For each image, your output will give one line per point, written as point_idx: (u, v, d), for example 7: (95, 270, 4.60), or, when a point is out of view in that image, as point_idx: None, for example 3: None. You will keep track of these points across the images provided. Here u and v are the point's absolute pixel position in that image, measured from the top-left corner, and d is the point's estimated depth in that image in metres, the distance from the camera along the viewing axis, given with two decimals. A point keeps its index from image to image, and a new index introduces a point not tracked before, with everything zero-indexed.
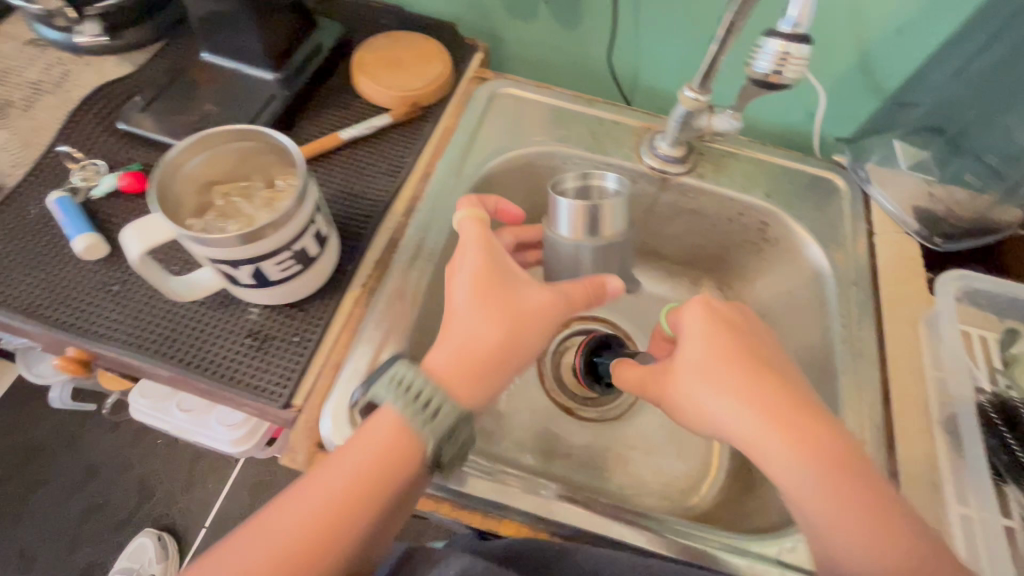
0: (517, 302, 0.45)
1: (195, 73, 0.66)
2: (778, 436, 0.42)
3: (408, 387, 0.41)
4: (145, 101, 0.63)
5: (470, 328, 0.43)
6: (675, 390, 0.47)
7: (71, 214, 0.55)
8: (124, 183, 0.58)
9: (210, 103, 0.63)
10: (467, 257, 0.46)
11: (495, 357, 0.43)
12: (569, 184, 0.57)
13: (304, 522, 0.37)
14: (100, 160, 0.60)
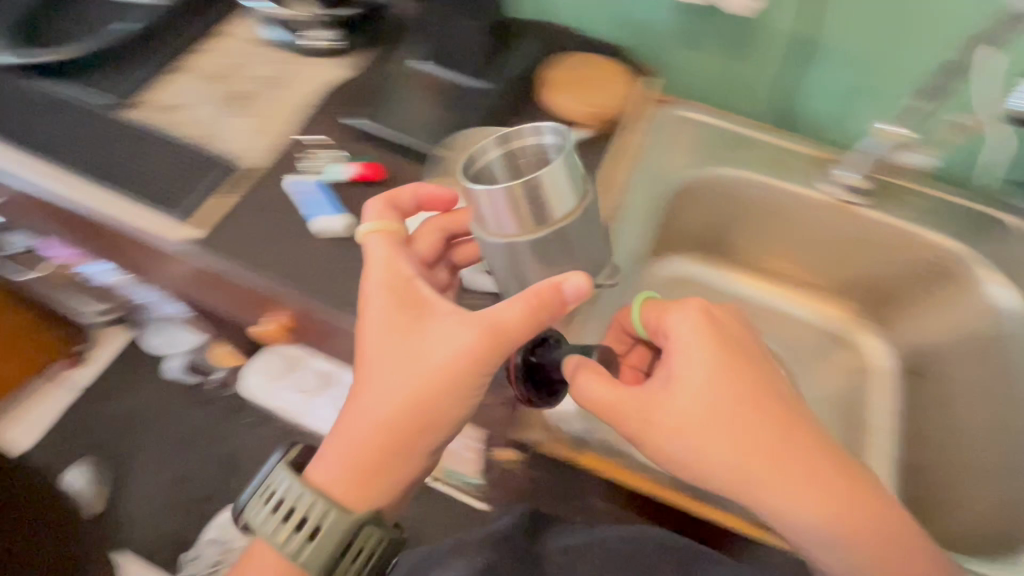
0: (422, 353, 0.50)
1: (406, 79, 0.72)
2: (727, 467, 0.44)
3: (271, 494, 0.52)
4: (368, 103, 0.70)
5: (368, 409, 0.51)
6: (653, 420, 0.46)
7: (326, 196, 0.63)
8: (365, 172, 0.65)
9: (425, 109, 0.69)
10: (376, 312, 0.52)
11: (379, 427, 0.51)
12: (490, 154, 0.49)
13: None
14: (339, 151, 0.68)
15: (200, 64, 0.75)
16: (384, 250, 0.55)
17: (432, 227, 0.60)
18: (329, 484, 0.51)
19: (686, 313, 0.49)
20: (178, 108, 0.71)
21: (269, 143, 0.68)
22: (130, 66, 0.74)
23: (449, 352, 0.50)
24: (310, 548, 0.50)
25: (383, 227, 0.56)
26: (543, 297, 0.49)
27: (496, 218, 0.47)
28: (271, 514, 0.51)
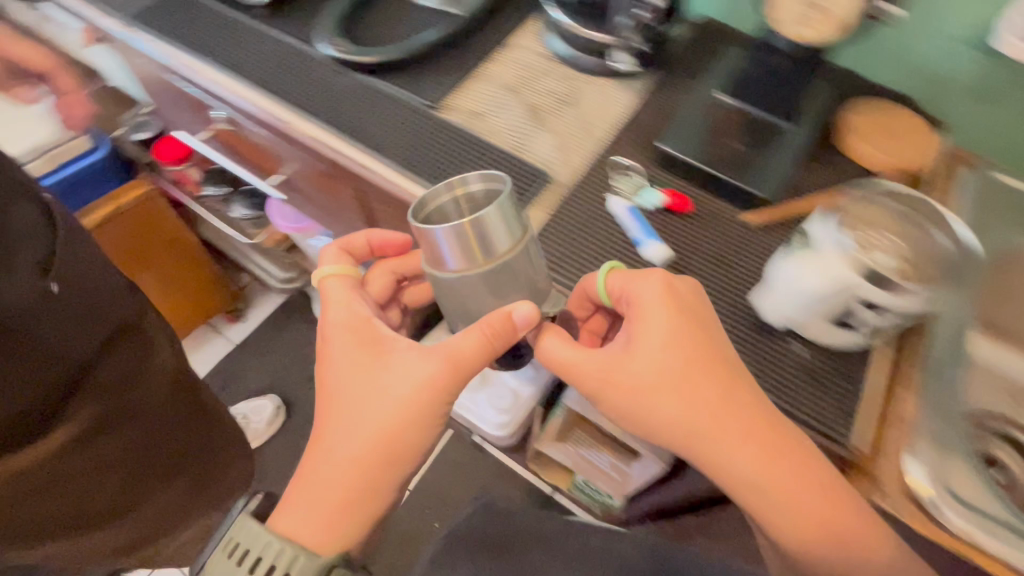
0: (379, 390, 0.57)
1: (708, 110, 0.72)
2: (701, 410, 0.50)
3: (232, 550, 0.54)
4: (673, 128, 0.70)
5: (339, 453, 0.57)
6: (618, 379, 0.52)
7: (641, 221, 0.63)
8: (676, 202, 0.65)
9: (728, 142, 0.69)
10: (338, 359, 0.59)
11: (383, 452, 0.57)
12: (434, 199, 0.52)
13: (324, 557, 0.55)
14: (642, 174, 0.68)
15: (495, 72, 0.79)
16: (343, 296, 0.63)
17: (386, 271, 0.72)
18: (298, 531, 0.56)
19: (653, 282, 0.53)
20: (481, 114, 0.74)
21: (572, 159, 0.70)
22: (437, 69, 0.78)
23: (427, 361, 0.56)
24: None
25: (342, 272, 0.65)
26: (615, 282, 0.55)
27: (444, 255, 0.51)
28: (234, 561, 0.53)
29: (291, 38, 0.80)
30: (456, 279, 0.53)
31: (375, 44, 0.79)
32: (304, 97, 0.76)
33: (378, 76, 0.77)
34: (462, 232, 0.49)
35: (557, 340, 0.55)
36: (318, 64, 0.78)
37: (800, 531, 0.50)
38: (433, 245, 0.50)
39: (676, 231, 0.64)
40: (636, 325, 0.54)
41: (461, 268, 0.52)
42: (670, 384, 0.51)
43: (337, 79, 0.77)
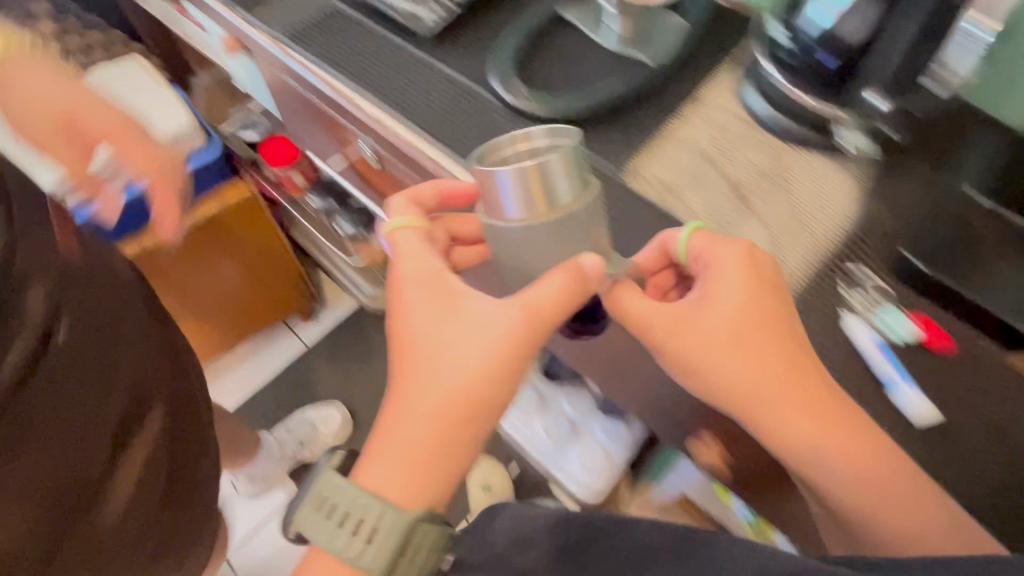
0: (469, 336, 0.52)
1: (971, 215, 0.58)
2: (779, 386, 0.53)
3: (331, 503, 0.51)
4: (926, 244, 0.59)
5: (427, 385, 0.53)
6: (690, 333, 0.54)
7: (891, 360, 0.57)
8: (931, 339, 0.58)
9: (1001, 264, 0.57)
10: (413, 305, 0.55)
11: (457, 407, 0.52)
12: (506, 151, 0.49)
13: (415, 506, 0.51)
14: (888, 288, 0.61)
15: (691, 135, 0.68)
16: (427, 259, 0.56)
17: (444, 224, 0.64)
18: (385, 487, 0.51)
19: (733, 247, 0.55)
20: (682, 193, 0.66)
21: (792, 264, 0.62)
22: (628, 131, 0.69)
23: (509, 303, 0.52)
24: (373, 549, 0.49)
25: (413, 222, 0.58)
26: (699, 244, 0.56)
27: (500, 203, 0.50)
28: (330, 522, 0.51)
29: (459, 80, 0.72)
30: (523, 232, 0.51)
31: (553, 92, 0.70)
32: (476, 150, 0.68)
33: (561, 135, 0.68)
34: (522, 176, 0.47)
35: (626, 299, 0.55)
36: (490, 110, 0.70)
37: (932, 537, 0.50)
38: (490, 191, 0.49)
39: (925, 369, 0.58)
40: (703, 285, 0.55)
41: (522, 218, 0.50)
42: (738, 346, 0.53)
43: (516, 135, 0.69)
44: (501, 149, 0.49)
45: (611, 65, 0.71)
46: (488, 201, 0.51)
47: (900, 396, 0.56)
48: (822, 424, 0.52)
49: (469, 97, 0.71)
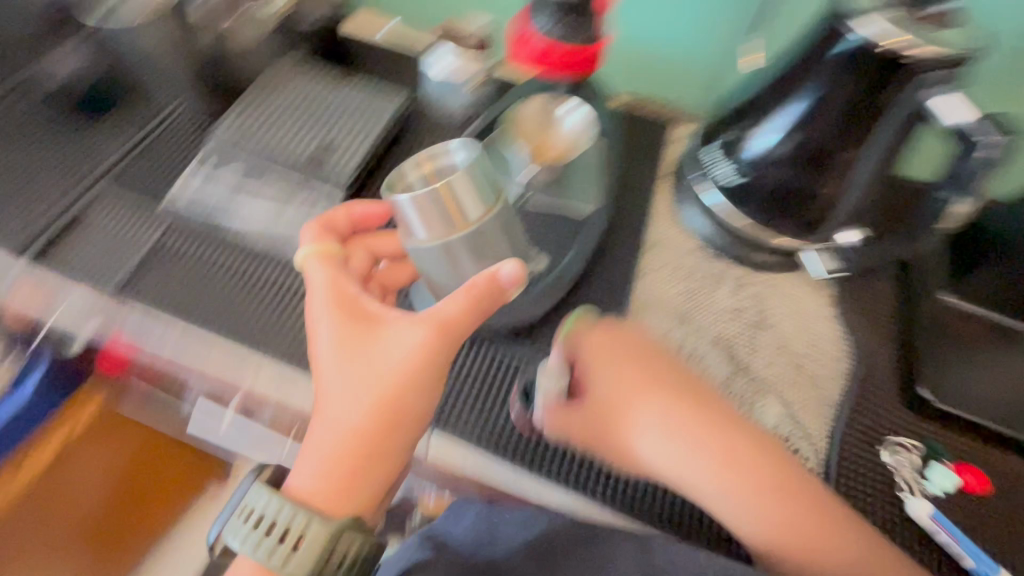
0: (379, 366, 0.44)
1: (951, 325, 0.57)
2: (702, 449, 0.45)
3: (256, 515, 0.42)
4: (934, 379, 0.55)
5: (335, 418, 0.44)
6: (608, 430, 0.48)
7: (963, 537, 0.47)
8: (976, 484, 0.50)
9: (1000, 376, 0.55)
10: (321, 332, 0.45)
11: (353, 446, 0.43)
12: (411, 175, 0.46)
13: (361, 450, 0.43)
14: (908, 438, 0.53)
15: (661, 301, 0.61)
16: (326, 273, 0.47)
17: (361, 245, 0.54)
18: (308, 492, 0.43)
19: (601, 335, 0.50)
20: None
21: (814, 422, 0.55)
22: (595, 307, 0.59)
23: (414, 342, 0.44)
24: (293, 562, 0.40)
25: (323, 247, 0.49)
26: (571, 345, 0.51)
27: (414, 227, 0.44)
28: (248, 532, 0.41)
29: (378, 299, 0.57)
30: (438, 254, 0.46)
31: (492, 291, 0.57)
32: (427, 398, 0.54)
33: (523, 342, 0.56)
34: (427, 202, 0.43)
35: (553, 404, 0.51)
36: None
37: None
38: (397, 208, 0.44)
39: (994, 525, 0.49)
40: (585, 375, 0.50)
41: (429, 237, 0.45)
42: (677, 426, 0.46)
43: (471, 355, 0.56)
44: (404, 175, 0.46)
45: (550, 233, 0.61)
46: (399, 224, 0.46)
47: None
48: (748, 485, 0.45)
49: None
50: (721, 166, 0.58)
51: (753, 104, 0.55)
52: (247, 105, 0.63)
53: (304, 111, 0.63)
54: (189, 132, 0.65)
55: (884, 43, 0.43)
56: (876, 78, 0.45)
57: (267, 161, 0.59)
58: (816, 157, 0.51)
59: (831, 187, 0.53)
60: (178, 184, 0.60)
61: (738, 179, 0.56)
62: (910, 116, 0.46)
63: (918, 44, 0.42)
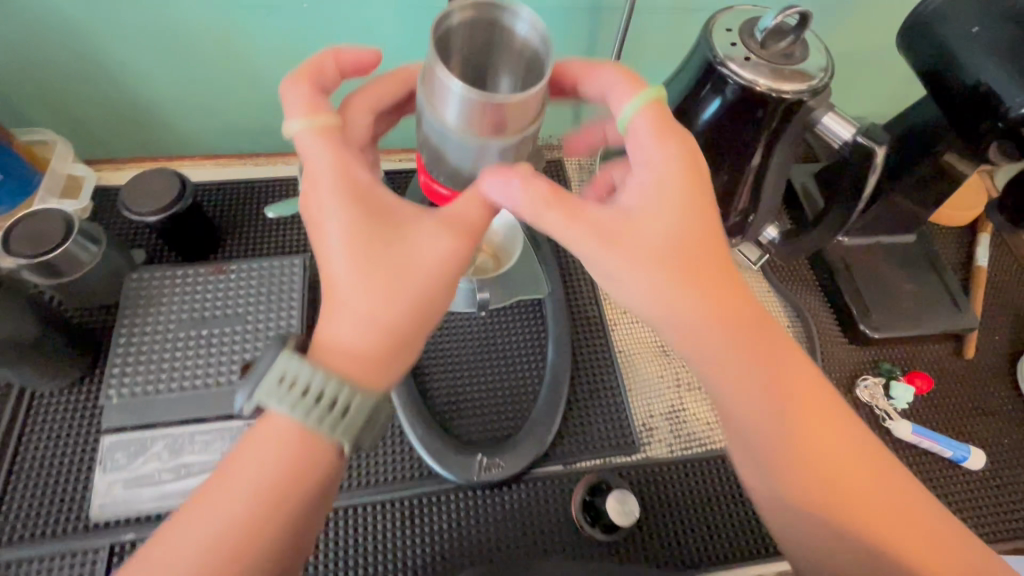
0: (415, 271, 0.37)
1: (854, 258, 0.68)
2: (754, 323, 0.38)
3: (297, 381, 0.34)
4: (865, 311, 0.65)
5: (363, 309, 0.36)
6: (646, 244, 0.37)
7: (937, 435, 0.58)
8: (922, 386, 0.62)
9: (900, 284, 0.67)
10: (333, 220, 0.37)
11: (394, 345, 0.36)
12: (455, 19, 0.37)
13: (382, 337, 0.36)
14: (864, 374, 0.63)
15: (641, 339, 0.62)
16: (332, 157, 0.38)
17: (361, 109, 0.44)
18: (340, 353, 0.35)
19: (665, 154, 0.39)
20: (683, 411, 0.59)
21: None
22: (594, 384, 0.59)
23: (444, 247, 0.38)
24: (343, 427, 0.34)
25: (321, 122, 0.39)
26: (647, 123, 0.40)
27: (454, 111, 0.37)
28: (284, 396, 0.34)
29: (394, 489, 0.52)
30: (456, 143, 0.40)
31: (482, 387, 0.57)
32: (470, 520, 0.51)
33: (555, 457, 0.54)
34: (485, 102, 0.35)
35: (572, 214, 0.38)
36: (449, 498, 0.52)
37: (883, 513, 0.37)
38: (438, 77, 0.36)
39: (943, 410, 0.62)
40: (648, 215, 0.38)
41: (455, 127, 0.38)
42: (725, 285, 0.38)
43: (513, 497, 0.52)
44: (450, 18, 0.36)
45: (519, 333, 0.60)
46: (432, 91, 0.37)
47: (962, 463, 0.58)
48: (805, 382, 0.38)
49: (432, 497, 0.52)
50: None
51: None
52: (130, 354, 0.52)
53: (202, 319, 0.54)
54: (67, 403, 0.52)
55: (762, 82, 0.46)
56: (759, 114, 0.49)
57: (195, 409, 0.50)
58: (726, 184, 0.55)
59: (746, 202, 0.57)
60: (94, 479, 0.48)
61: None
62: (798, 129, 0.50)
63: (789, 81, 0.47)
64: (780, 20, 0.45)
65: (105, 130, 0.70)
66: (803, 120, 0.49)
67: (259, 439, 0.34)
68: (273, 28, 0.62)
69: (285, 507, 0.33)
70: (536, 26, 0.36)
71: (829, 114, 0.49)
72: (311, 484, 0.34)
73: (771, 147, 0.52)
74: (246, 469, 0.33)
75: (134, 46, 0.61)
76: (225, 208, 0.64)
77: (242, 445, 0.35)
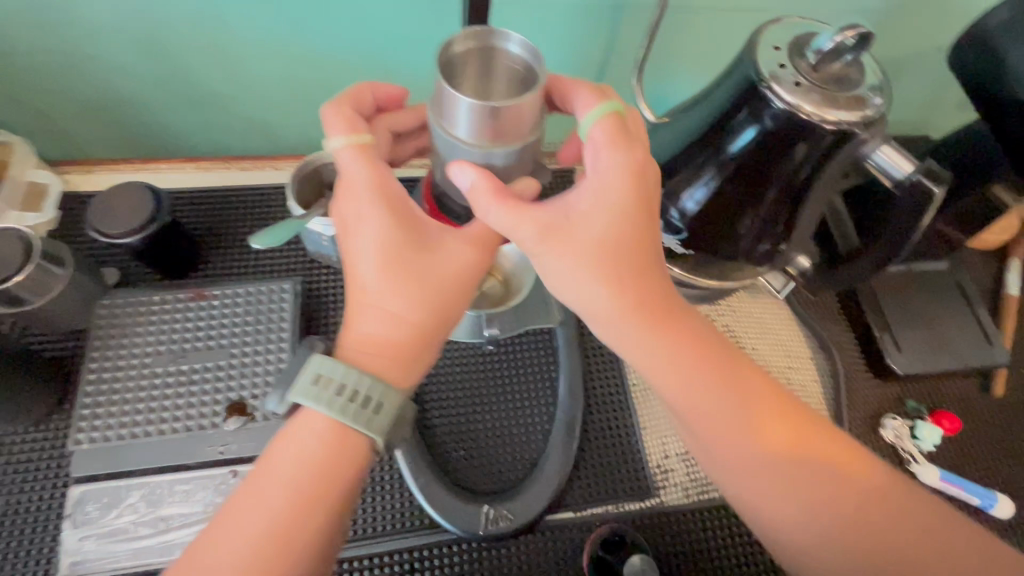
0: (446, 273, 0.34)
1: (884, 287, 0.64)
2: (691, 342, 0.37)
3: (334, 380, 0.32)
4: (893, 344, 0.61)
5: (402, 310, 0.33)
6: (578, 255, 0.35)
7: (964, 482, 0.55)
8: (949, 426, 0.58)
9: (931, 315, 0.63)
10: (368, 222, 0.34)
11: (418, 343, 0.34)
12: (457, 48, 0.32)
13: (413, 332, 0.34)
14: (890, 413, 0.60)
15: None
16: (369, 172, 0.35)
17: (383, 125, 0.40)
18: (369, 356, 0.33)
19: (609, 163, 0.35)
20: None
21: None
22: (607, 424, 0.55)
23: (469, 248, 0.35)
24: (379, 423, 0.32)
25: (358, 138, 0.36)
26: (603, 136, 0.36)
27: (453, 132, 0.33)
28: (321, 396, 0.31)
29: (393, 541, 0.48)
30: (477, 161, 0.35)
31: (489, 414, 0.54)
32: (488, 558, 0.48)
33: (566, 504, 0.51)
34: (481, 115, 0.31)
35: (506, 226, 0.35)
36: (453, 550, 0.48)
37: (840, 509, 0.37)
38: (445, 95, 0.31)
39: (970, 452, 0.59)
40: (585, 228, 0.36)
41: (477, 147, 0.34)
42: (660, 298, 0.36)
43: (522, 549, 0.49)
44: (451, 45, 0.32)
45: (529, 368, 0.56)
46: (436, 111, 0.34)
47: (988, 511, 0.55)
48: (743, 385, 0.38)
49: (433, 549, 0.48)
50: (666, 239, 0.55)
51: (676, 174, 0.52)
52: (101, 392, 0.47)
53: (189, 349, 0.49)
54: (33, 447, 0.47)
55: (809, 109, 0.42)
56: (799, 146, 0.44)
57: (175, 456, 0.46)
58: (759, 216, 0.50)
59: (780, 233, 0.52)
60: (64, 535, 0.43)
61: (688, 250, 0.54)
62: (845, 161, 0.46)
63: (840, 110, 0.42)
64: (836, 42, 0.40)
65: (77, 126, 0.64)
66: (849, 152, 0.45)
67: (297, 436, 0.32)
68: (258, 21, 0.55)
69: (330, 499, 0.31)
70: (527, 42, 0.32)
71: (887, 146, 0.44)
72: (354, 474, 0.32)
73: (809, 179, 0.47)
74: (290, 468, 0.31)
75: (100, 36, 0.55)
76: (206, 222, 0.58)
77: (269, 450, 0.32)
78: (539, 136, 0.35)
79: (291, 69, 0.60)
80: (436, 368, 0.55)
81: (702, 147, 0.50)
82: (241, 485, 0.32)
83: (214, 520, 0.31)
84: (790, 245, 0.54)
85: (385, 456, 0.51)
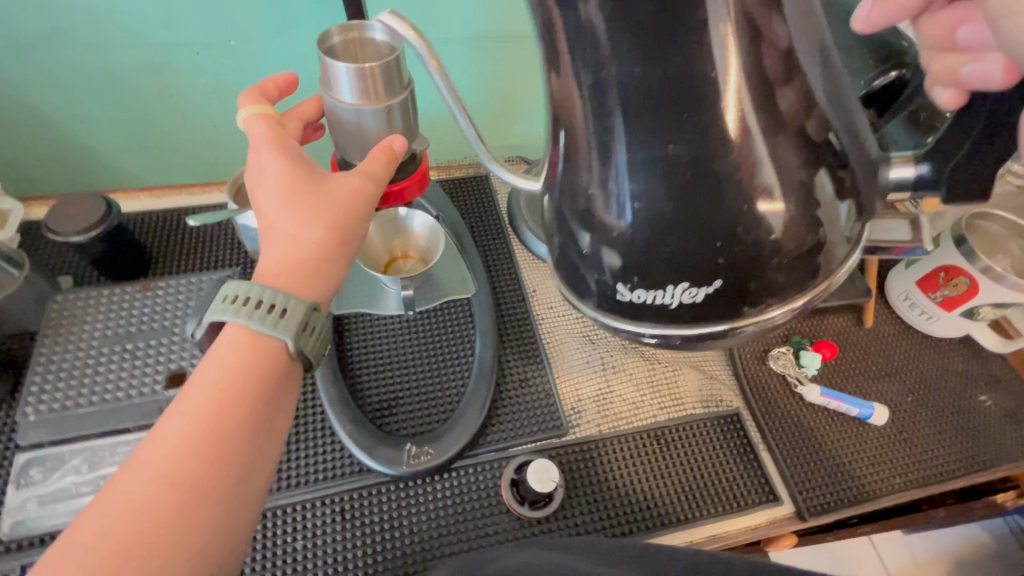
0: (328, 199, 0.42)
1: None
2: None
3: (243, 297, 0.38)
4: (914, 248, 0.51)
5: (290, 233, 0.41)
6: None
7: (841, 395, 0.62)
8: (825, 353, 0.65)
9: None
10: (269, 170, 0.43)
11: (317, 259, 0.41)
12: (336, 39, 0.42)
13: (300, 259, 0.41)
14: (777, 346, 0.66)
15: (567, 328, 0.66)
16: (268, 130, 0.45)
17: (295, 116, 0.50)
18: (267, 276, 0.41)
19: None
20: (611, 393, 0.61)
21: (720, 370, 0.65)
22: (521, 373, 0.61)
23: (356, 176, 0.43)
24: (285, 324, 0.38)
25: (262, 112, 0.46)
26: None
27: (336, 97, 0.41)
28: (233, 310, 0.38)
29: (325, 486, 0.52)
30: (352, 118, 0.42)
31: (406, 376, 0.59)
32: (406, 499, 0.53)
33: (485, 444, 0.56)
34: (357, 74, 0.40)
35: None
36: (383, 493, 0.53)
37: None
38: (326, 65, 0.40)
39: (850, 374, 0.66)
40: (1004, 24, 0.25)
41: (354, 106, 0.41)
42: None
43: (444, 485, 0.54)
44: (330, 37, 0.42)
45: (448, 337, 0.62)
46: (323, 84, 0.42)
47: (868, 420, 0.62)
48: None
49: (362, 492, 0.52)
50: (670, 295, 0.28)
51: (601, 184, 0.28)
52: (50, 371, 0.52)
53: (127, 324, 0.55)
54: None
55: None
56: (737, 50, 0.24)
57: (117, 420, 0.50)
58: (799, 189, 0.26)
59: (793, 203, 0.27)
60: (8, 497, 0.47)
61: (716, 287, 0.28)
62: None
63: None
64: None
65: (41, 171, 0.73)
66: (657, 176, 0.26)
67: (219, 348, 0.38)
68: (202, 67, 0.66)
69: (244, 405, 0.36)
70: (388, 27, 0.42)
71: None
72: (272, 376, 0.38)
73: (793, 92, 0.26)
74: (210, 372, 0.36)
75: (61, 85, 0.65)
76: (152, 236, 0.65)
77: (203, 363, 0.37)
78: (407, 100, 0.43)
79: (232, 105, 0.71)
80: (361, 339, 0.61)
81: (608, 127, 0.26)
82: (181, 397, 0.36)
83: (156, 423, 0.35)
84: (867, 188, 0.28)
85: (320, 418, 0.56)
